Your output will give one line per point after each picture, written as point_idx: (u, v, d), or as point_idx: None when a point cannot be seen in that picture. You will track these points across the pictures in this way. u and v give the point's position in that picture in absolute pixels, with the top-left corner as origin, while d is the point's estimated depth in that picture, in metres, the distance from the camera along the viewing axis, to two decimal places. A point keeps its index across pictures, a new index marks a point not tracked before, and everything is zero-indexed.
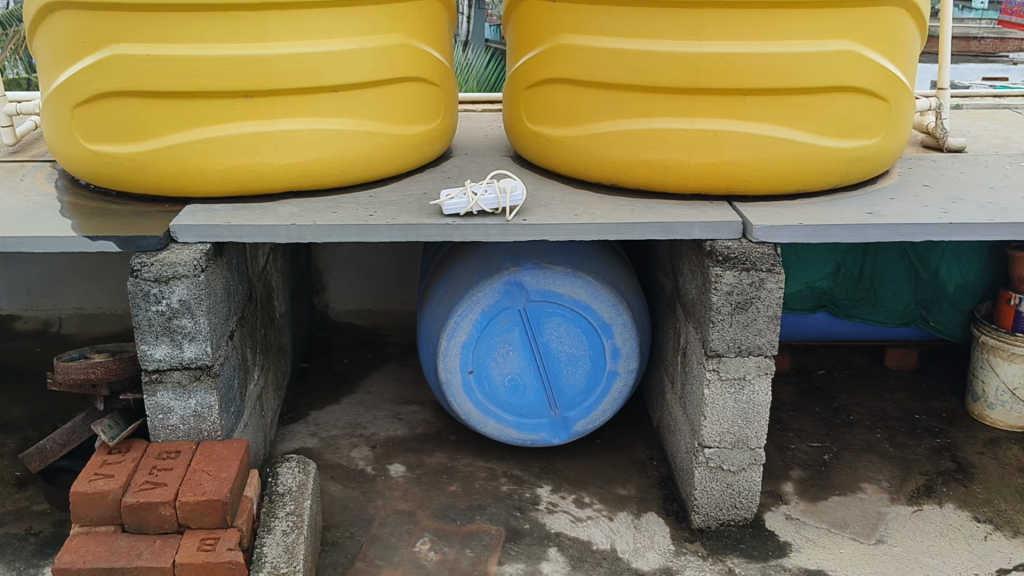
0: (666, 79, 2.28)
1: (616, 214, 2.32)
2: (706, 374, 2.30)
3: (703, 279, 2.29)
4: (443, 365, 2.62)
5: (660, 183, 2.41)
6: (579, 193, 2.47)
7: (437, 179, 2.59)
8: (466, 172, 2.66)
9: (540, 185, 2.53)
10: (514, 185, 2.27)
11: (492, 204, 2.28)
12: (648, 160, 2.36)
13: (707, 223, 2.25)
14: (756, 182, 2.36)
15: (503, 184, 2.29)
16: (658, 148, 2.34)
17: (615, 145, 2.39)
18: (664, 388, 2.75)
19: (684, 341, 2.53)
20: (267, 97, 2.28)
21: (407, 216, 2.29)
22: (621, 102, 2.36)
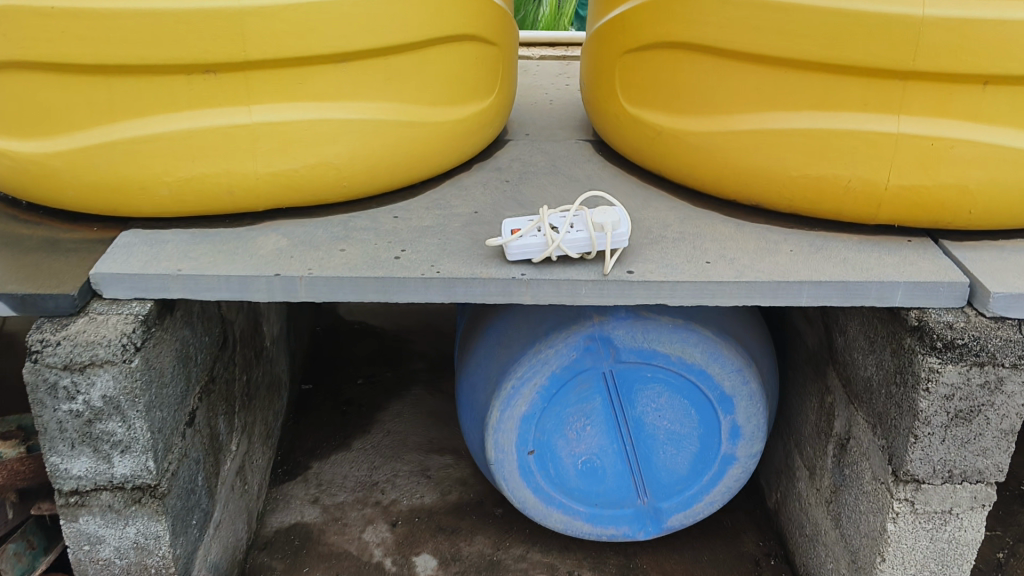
0: (861, 56, 1.45)
1: (770, 262, 1.52)
2: (891, 502, 1.56)
3: (899, 365, 1.53)
4: (494, 441, 1.87)
5: (829, 209, 1.60)
6: (704, 217, 1.67)
7: (492, 185, 1.79)
8: (534, 172, 1.86)
9: (643, 201, 1.73)
10: (618, 217, 1.49)
11: (581, 247, 1.49)
12: (817, 176, 1.56)
13: (916, 284, 1.45)
14: (980, 218, 1.55)
15: (601, 213, 1.50)
16: (836, 161, 1.53)
17: (766, 151, 1.58)
18: (794, 469, 2.01)
19: (840, 430, 1.78)
20: (238, 74, 1.48)
21: (453, 261, 1.51)
22: (781, 87, 1.54)
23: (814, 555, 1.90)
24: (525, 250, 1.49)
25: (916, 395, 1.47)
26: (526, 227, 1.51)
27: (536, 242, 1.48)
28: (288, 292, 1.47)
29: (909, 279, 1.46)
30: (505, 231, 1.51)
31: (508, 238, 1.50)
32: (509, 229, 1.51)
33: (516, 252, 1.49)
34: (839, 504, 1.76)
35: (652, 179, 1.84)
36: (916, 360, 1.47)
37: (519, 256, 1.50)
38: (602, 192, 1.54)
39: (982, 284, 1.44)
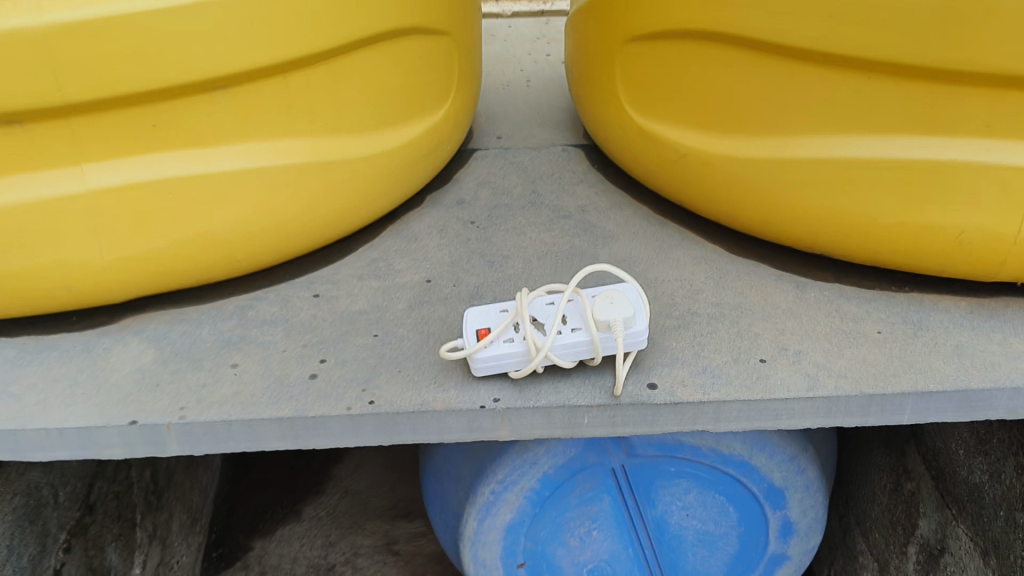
0: (994, 57, 0.94)
1: (851, 359, 1.07)
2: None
3: None
4: (472, 555, 1.42)
5: (928, 265, 1.14)
6: (745, 278, 1.21)
7: (451, 232, 1.31)
8: (508, 206, 1.38)
9: (657, 252, 1.26)
10: (631, 310, 1.01)
11: (577, 352, 1.03)
12: (911, 224, 1.10)
13: None
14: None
15: (608, 302, 1.02)
16: (942, 204, 1.07)
17: (835, 189, 1.12)
18: (856, 554, 1.59)
19: (928, 533, 1.36)
20: (54, 123, 0.98)
21: (395, 380, 1.04)
22: (861, 101, 1.06)
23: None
24: (497, 362, 1.02)
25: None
26: (498, 325, 1.05)
27: (513, 349, 1.02)
28: (156, 443, 1.01)
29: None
30: (468, 332, 1.05)
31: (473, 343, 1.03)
32: (473, 329, 1.05)
33: (485, 365, 1.03)
34: None
35: (668, 210, 1.37)
36: None
37: (489, 369, 1.03)
38: (610, 265, 1.06)
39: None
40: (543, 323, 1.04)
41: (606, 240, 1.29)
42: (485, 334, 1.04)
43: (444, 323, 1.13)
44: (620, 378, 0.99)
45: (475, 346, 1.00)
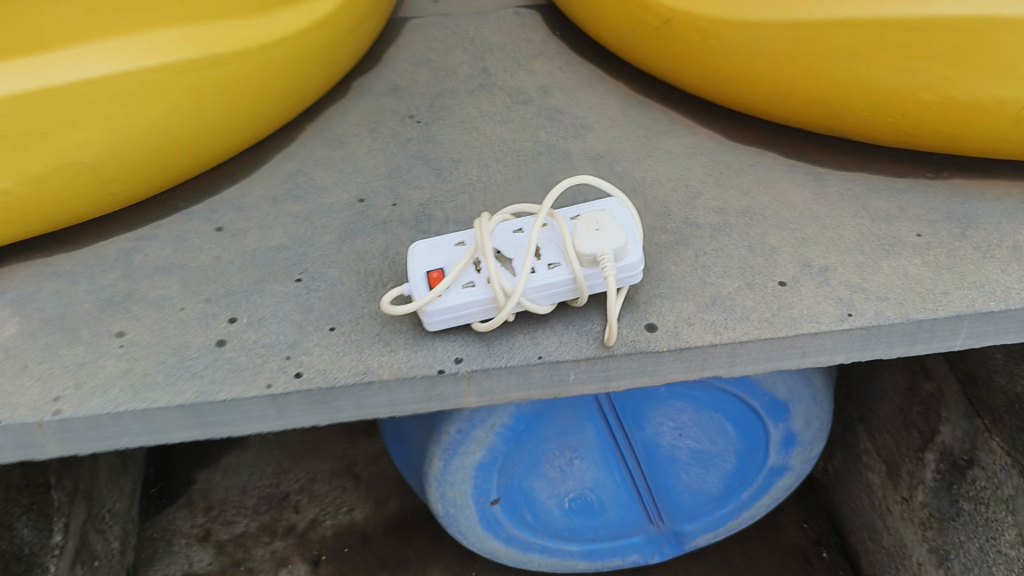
0: None
1: (891, 275, 0.87)
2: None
3: None
4: (440, 496, 1.23)
5: (975, 147, 0.93)
6: (749, 173, 0.99)
7: (387, 134, 1.07)
8: (454, 93, 1.13)
9: (639, 146, 1.04)
10: (622, 237, 0.79)
11: (557, 294, 0.82)
12: (960, 99, 0.88)
13: None
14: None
15: (592, 228, 0.80)
16: (999, 70, 0.85)
17: (861, 56, 0.90)
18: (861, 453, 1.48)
19: (951, 441, 1.22)
20: None
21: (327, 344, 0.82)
22: None
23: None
24: (456, 312, 0.81)
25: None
26: (454, 263, 0.82)
27: (476, 295, 0.80)
28: (28, 445, 0.79)
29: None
30: (416, 274, 0.82)
31: (424, 289, 0.81)
32: (423, 269, 0.82)
33: (441, 317, 0.81)
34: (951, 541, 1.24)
35: (647, 86, 1.12)
36: None
37: (448, 321, 0.81)
38: (590, 177, 0.83)
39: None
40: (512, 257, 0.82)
41: (577, 133, 1.06)
42: (438, 276, 0.81)
43: (388, 258, 0.91)
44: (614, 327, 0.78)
45: (427, 296, 0.78)
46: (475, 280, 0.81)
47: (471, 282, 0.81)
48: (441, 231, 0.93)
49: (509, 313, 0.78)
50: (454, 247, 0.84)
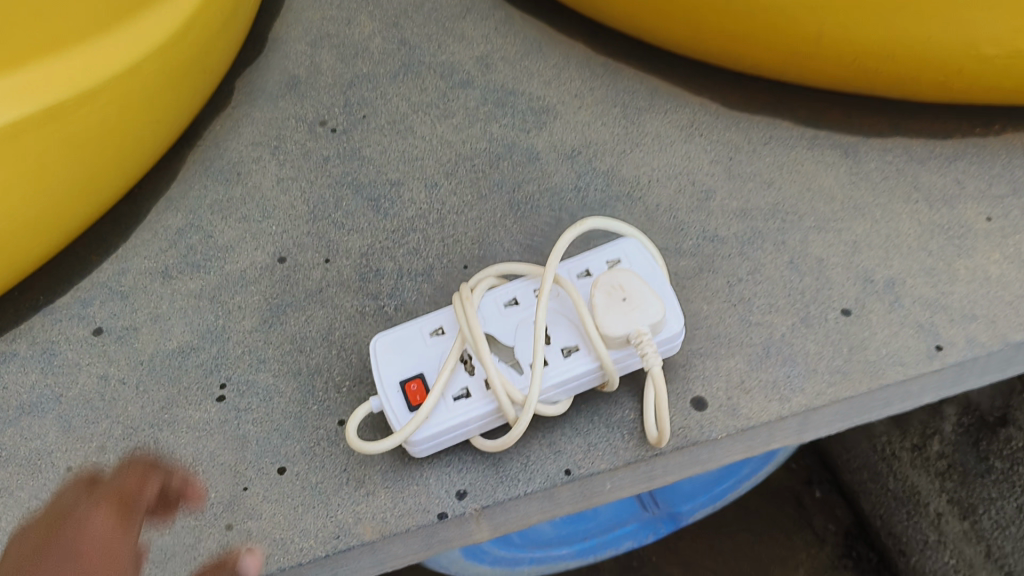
0: None
1: (971, 282, 0.70)
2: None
3: None
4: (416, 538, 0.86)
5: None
6: (765, 156, 0.80)
7: (296, 152, 0.82)
8: (371, 79, 0.88)
9: (621, 129, 0.83)
10: (657, 303, 0.59)
11: (576, 385, 0.61)
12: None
13: None
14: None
15: (616, 296, 0.59)
16: None
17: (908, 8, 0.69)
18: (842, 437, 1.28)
19: (976, 395, 1.05)
20: None
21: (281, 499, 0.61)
22: None
23: (910, 567, 1.16)
24: (449, 433, 0.59)
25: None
26: (436, 366, 0.61)
27: (474, 408, 0.59)
28: None
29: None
30: (387, 385, 0.60)
31: (401, 407, 0.59)
32: (395, 378, 0.60)
33: (429, 442, 0.59)
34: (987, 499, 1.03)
35: (610, 42, 0.90)
36: None
37: (438, 444, 0.60)
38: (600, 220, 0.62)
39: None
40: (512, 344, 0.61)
41: (539, 121, 0.83)
42: (419, 386, 0.59)
43: (334, 344, 0.68)
44: (666, 426, 0.59)
45: (411, 423, 0.56)
46: (469, 385, 0.60)
47: (464, 390, 0.59)
48: (397, 293, 0.71)
49: (523, 428, 0.57)
50: (430, 338, 0.62)
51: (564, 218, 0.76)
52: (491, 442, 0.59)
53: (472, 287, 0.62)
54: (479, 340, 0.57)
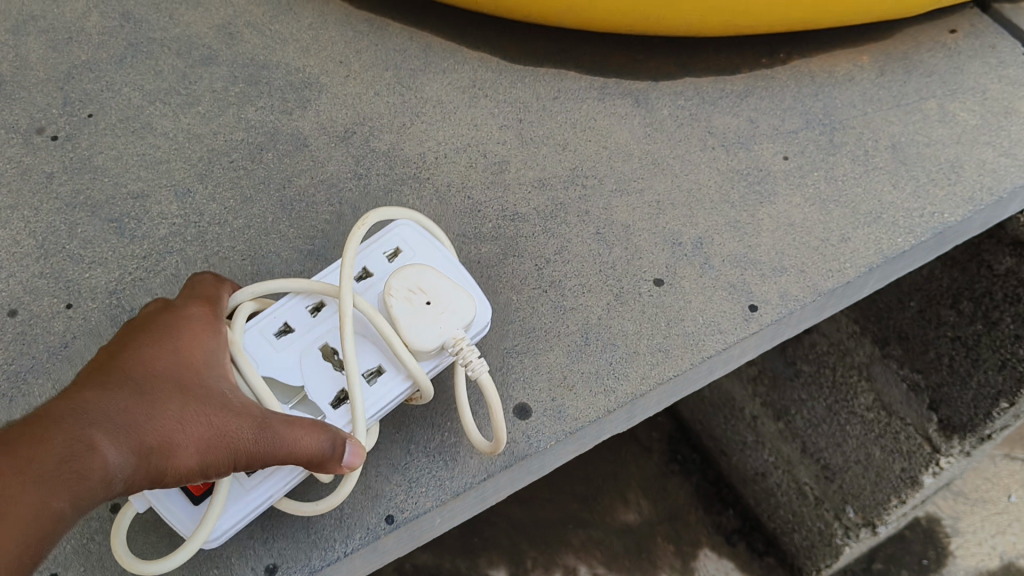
0: None
1: (775, 231, 0.68)
2: (940, 452, 0.89)
3: (973, 281, 0.84)
4: None
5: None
6: (555, 114, 0.74)
7: (11, 171, 0.68)
8: (93, 68, 0.74)
9: (397, 99, 0.74)
10: (468, 301, 0.49)
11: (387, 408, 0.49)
12: None
13: None
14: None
15: (418, 304, 0.48)
16: None
17: None
18: (789, 495, 1.06)
19: (823, 342, 0.99)
20: None
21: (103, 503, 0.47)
22: None
23: (733, 466, 1.13)
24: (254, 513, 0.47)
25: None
26: None
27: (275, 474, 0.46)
28: None
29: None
30: None
31: (182, 496, 0.46)
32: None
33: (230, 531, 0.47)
34: (883, 481, 0.94)
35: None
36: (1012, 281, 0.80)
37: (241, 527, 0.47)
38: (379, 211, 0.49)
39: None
40: (301, 385, 0.48)
41: (302, 99, 0.73)
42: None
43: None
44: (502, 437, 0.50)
45: (205, 522, 0.43)
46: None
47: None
48: None
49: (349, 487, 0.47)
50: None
51: (345, 211, 0.67)
52: (307, 506, 0.47)
53: (231, 317, 0.47)
54: (266, 400, 0.44)
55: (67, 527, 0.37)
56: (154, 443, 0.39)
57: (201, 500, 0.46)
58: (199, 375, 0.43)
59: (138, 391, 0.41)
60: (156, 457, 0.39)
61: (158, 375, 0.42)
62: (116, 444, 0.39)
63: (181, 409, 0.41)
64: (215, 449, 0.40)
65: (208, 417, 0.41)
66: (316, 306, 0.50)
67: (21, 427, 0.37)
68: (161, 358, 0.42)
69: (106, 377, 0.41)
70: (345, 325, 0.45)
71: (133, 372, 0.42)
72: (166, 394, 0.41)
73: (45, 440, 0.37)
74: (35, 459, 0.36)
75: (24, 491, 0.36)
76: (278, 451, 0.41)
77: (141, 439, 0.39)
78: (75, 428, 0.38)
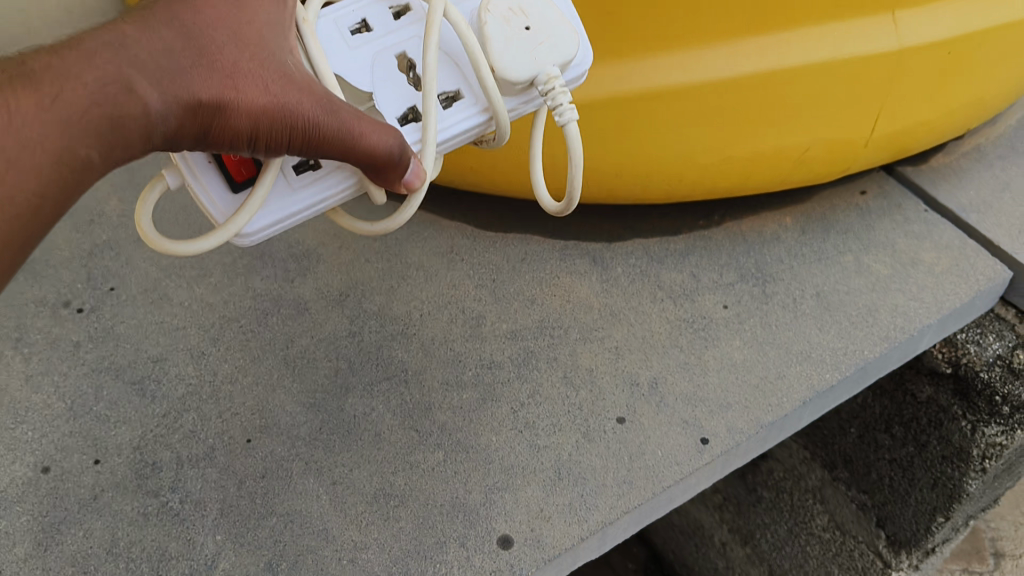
0: None
1: (720, 371, 0.78)
2: (892, 567, 0.97)
3: (901, 410, 0.94)
4: None
5: (778, 168, 0.80)
6: (524, 273, 0.84)
7: (41, 341, 0.76)
8: (113, 245, 0.83)
9: (384, 263, 0.84)
10: (566, 35, 0.48)
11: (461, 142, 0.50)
12: (732, 156, 0.78)
13: (943, 325, 0.82)
14: (981, 53, 0.76)
15: (514, 23, 0.48)
16: (771, 118, 0.76)
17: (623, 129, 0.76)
18: None
19: (779, 468, 1.08)
20: None
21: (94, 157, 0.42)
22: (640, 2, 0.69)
23: None
24: (294, 219, 0.46)
25: (973, 429, 0.87)
26: None
27: (324, 176, 0.47)
28: None
29: (940, 312, 0.81)
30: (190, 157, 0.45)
31: (220, 182, 0.45)
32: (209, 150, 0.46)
33: (269, 227, 0.46)
34: None
35: None
36: (933, 410, 0.91)
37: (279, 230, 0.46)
38: None
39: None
40: (371, 90, 0.49)
41: (301, 267, 0.83)
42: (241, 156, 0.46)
43: (129, 557, 0.64)
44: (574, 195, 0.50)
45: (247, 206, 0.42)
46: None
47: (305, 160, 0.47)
48: (180, 484, 0.68)
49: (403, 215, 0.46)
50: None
51: (342, 366, 0.76)
52: (363, 225, 0.48)
53: (307, 4, 0.49)
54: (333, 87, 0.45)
55: (95, 176, 0.41)
56: (205, 97, 0.40)
57: (240, 187, 0.45)
58: (260, 34, 0.43)
59: (175, 26, 0.41)
60: (205, 112, 0.41)
61: (216, 26, 0.42)
62: (155, 83, 0.40)
63: (236, 61, 0.42)
64: (269, 115, 0.41)
65: (256, 80, 0.42)
66: (394, 13, 0.51)
67: (56, 54, 0.39)
68: (222, 4, 0.43)
69: (162, 13, 0.42)
70: (430, 34, 0.45)
71: (181, 9, 0.42)
72: (218, 46, 0.42)
73: (80, 73, 0.39)
74: (65, 94, 0.38)
75: (60, 134, 0.38)
76: (336, 134, 0.42)
77: (195, 92, 0.40)
78: (120, 67, 0.39)
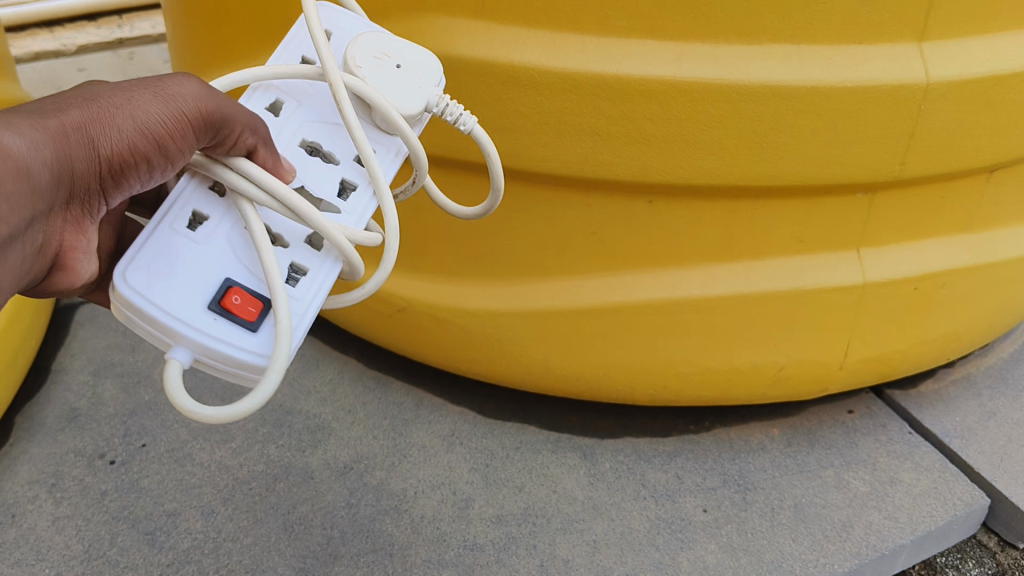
0: (785, 180, 0.73)
1: (692, 572, 0.80)
2: None
3: None
4: None
5: (755, 382, 0.87)
6: (517, 461, 0.91)
7: (73, 487, 0.85)
8: (152, 406, 0.93)
9: (389, 442, 0.91)
10: (429, 63, 0.54)
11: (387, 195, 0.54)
12: (710, 370, 0.86)
13: (919, 548, 0.84)
14: (945, 292, 0.85)
15: (384, 69, 0.53)
16: (745, 338, 0.84)
17: (611, 339, 0.85)
18: None
19: None
20: None
21: (36, 240, 0.43)
22: (625, 233, 0.79)
23: None
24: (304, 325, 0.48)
25: None
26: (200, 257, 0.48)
27: (322, 279, 0.49)
28: None
29: (913, 532, 0.83)
30: (190, 317, 0.46)
31: (230, 327, 0.46)
32: (200, 308, 0.46)
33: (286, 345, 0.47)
34: None
35: (381, 360, 1.02)
36: None
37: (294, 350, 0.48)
38: None
39: (1014, 502, 0.85)
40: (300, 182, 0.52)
41: (314, 439, 0.91)
42: (241, 300, 0.47)
43: None
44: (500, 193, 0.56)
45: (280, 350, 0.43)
46: (293, 260, 0.49)
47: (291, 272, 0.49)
48: None
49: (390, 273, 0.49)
50: (191, 231, 0.48)
51: (334, 535, 0.82)
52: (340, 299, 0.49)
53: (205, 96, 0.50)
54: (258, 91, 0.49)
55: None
56: (78, 121, 0.43)
57: (257, 325, 0.47)
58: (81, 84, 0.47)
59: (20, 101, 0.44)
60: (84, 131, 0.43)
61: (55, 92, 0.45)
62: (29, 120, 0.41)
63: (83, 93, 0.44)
64: (146, 107, 0.44)
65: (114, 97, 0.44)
66: (271, 107, 0.53)
67: None
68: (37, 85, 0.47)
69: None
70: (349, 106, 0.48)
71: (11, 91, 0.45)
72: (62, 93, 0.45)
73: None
74: None
75: None
76: (212, 112, 0.45)
77: (66, 120, 0.42)
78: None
